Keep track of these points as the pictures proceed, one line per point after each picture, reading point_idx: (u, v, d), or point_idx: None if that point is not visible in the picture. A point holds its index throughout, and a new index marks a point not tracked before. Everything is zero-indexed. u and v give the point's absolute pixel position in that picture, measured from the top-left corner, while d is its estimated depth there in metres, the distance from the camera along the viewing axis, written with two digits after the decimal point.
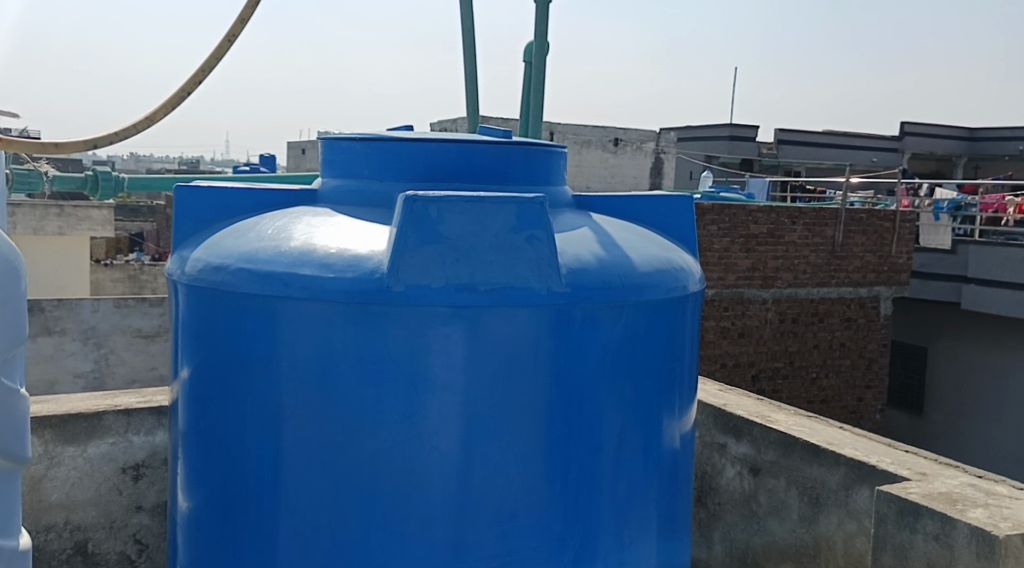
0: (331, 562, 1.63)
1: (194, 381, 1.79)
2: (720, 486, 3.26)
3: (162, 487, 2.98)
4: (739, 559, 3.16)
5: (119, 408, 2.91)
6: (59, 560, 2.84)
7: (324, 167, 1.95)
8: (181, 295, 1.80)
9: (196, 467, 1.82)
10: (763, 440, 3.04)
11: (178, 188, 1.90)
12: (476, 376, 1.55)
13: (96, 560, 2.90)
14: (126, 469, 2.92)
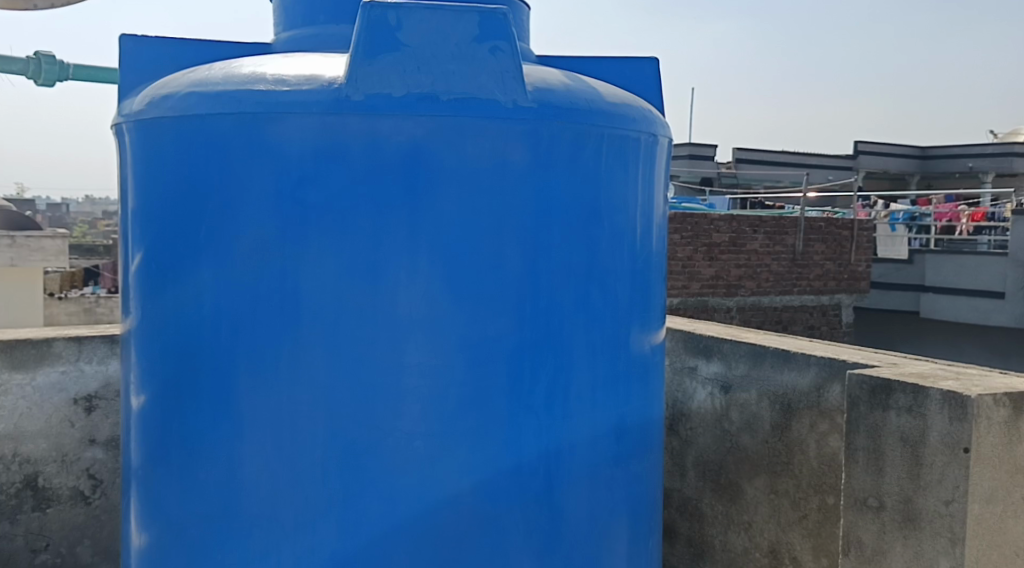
0: (295, 390, 1.65)
1: (144, 231, 1.80)
2: (690, 409, 3.22)
3: (117, 419, 2.89)
4: (713, 480, 3.12)
5: (70, 336, 2.82)
6: (8, 493, 2.78)
7: (277, 19, 2.09)
8: (127, 138, 1.84)
9: (148, 318, 1.82)
10: (733, 355, 3.01)
11: (124, 39, 1.90)
12: (438, 186, 1.63)
13: (48, 495, 2.84)
14: (78, 400, 2.83)
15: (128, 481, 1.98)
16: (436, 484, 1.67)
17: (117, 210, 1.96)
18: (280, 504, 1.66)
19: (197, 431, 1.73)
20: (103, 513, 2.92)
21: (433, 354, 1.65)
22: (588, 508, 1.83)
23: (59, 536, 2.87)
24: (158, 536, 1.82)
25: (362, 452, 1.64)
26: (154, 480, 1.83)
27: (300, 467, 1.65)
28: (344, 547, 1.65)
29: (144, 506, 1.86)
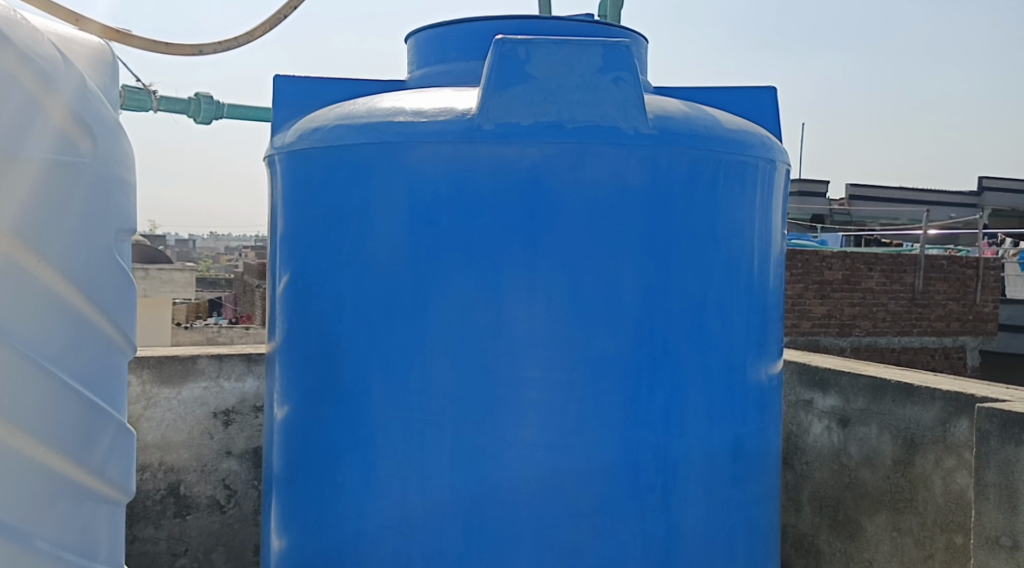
0: (423, 400, 1.77)
1: (291, 252, 1.99)
2: (806, 444, 3.19)
3: (251, 433, 3.13)
4: (830, 516, 3.08)
5: (212, 354, 3.07)
6: (153, 500, 3.01)
7: (411, 59, 2.28)
8: (281, 167, 2.03)
9: (293, 331, 1.98)
10: (852, 388, 2.97)
11: (279, 78, 2.14)
12: (560, 208, 1.73)
13: (187, 503, 3.07)
14: (217, 414, 3.08)
15: (269, 485, 2.17)
16: (555, 493, 1.76)
17: (269, 234, 2.16)
18: (411, 507, 1.78)
19: (334, 437, 1.88)
20: (235, 522, 3.15)
21: (552, 370, 1.74)
22: (702, 528, 1.88)
23: (196, 542, 3.09)
24: (298, 534, 1.99)
25: (485, 461, 1.75)
26: (296, 483, 1.99)
27: (427, 473, 1.77)
28: (468, 551, 1.76)
29: (286, 506, 2.03)
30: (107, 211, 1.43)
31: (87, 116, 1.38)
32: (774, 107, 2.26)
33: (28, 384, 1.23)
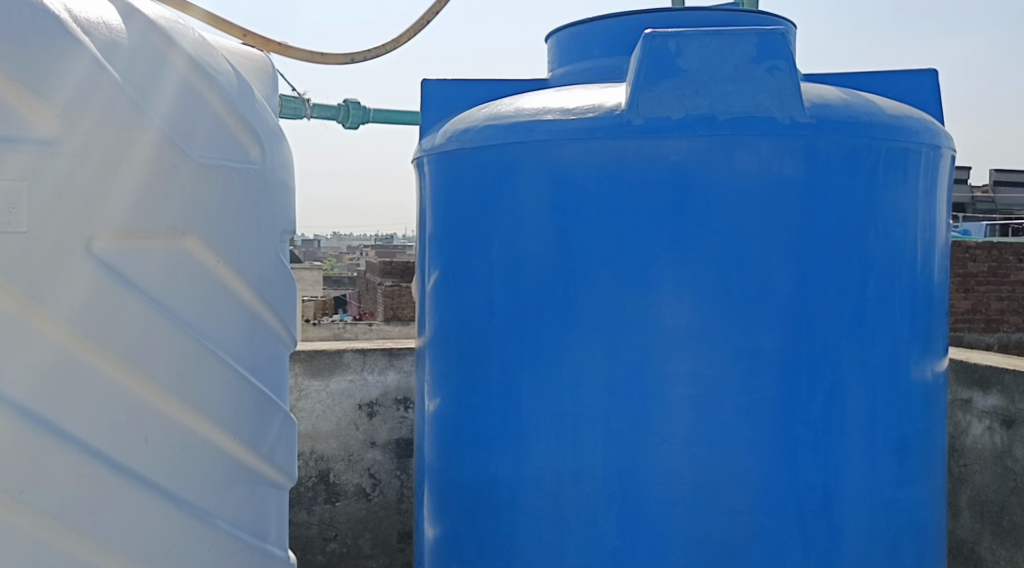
0: (575, 393, 1.84)
1: (443, 250, 2.10)
2: (964, 445, 3.05)
3: (393, 424, 3.32)
4: (993, 523, 2.94)
5: (356, 349, 3.26)
6: (306, 487, 3.26)
7: (553, 58, 2.46)
8: (432, 168, 2.16)
9: (444, 326, 2.09)
10: (1017, 387, 2.82)
11: (428, 83, 2.46)
12: (710, 202, 1.74)
13: (337, 490, 3.29)
14: (362, 406, 3.28)
15: (425, 477, 2.30)
16: (711, 492, 1.77)
17: (421, 233, 2.28)
18: (565, 500, 1.86)
19: (487, 428, 1.98)
20: (381, 509, 3.36)
21: (705, 365, 1.75)
22: (867, 531, 1.84)
23: (345, 528, 3.32)
24: (453, 524, 2.10)
25: (639, 456, 1.79)
26: (450, 475, 2.11)
27: (581, 467, 1.84)
28: (622, 545, 1.81)
29: (441, 496, 2.16)
30: (275, 209, 1.78)
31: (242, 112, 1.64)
32: (936, 92, 2.18)
33: (208, 370, 1.50)
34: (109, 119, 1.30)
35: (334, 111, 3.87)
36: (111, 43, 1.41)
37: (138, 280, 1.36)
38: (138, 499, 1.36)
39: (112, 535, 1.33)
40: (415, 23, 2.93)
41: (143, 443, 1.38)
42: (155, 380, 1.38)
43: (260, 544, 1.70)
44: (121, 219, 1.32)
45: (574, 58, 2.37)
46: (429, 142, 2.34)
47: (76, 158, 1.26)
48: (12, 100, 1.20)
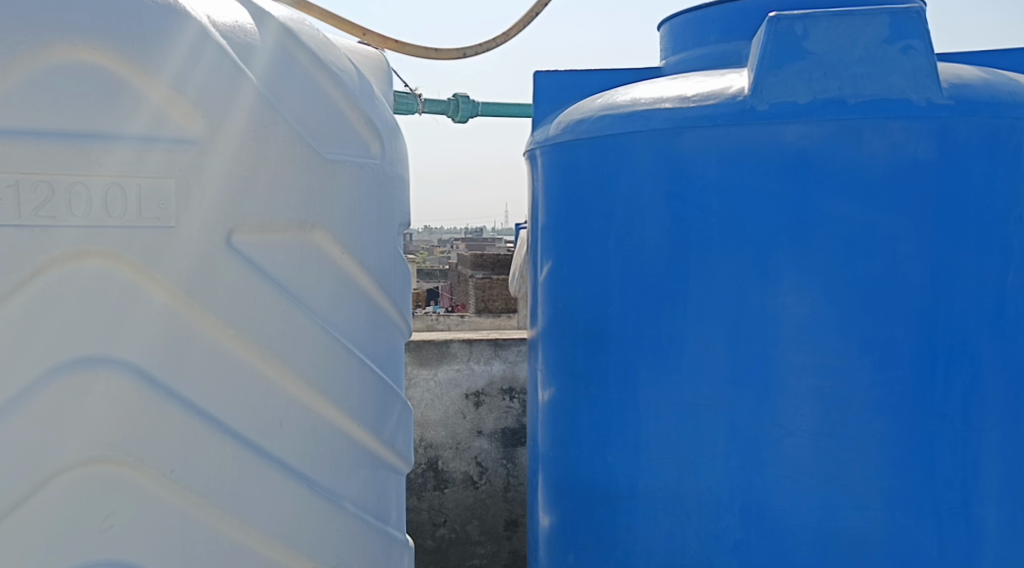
0: (696, 387, 1.94)
1: (561, 244, 2.25)
2: None
3: (498, 414, 3.73)
4: None
5: (462, 340, 3.69)
6: (417, 473, 3.72)
7: (666, 45, 2.47)
8: (547, 159, 2.31)
9: (565, 312, 2.23)
10: None
11: (539, 75, 2.47)
12: (836, 187, 1.82)
13: (445, 477, 3.74)
14: (469, 395, 3.70)
15: (540, 464, 2.50)
16: (843, 489, 1.86)
17: (540, 223, 2.43)
18: (689, 492, 1.98)
19: (607, 416, 2.12)
20: (487, 497, 3.79)
21: (822, 356, 1.83)
22: (1005, 530, 1.89)
23: (453, 514, 3.77)
24: (574, 509, 2.26)
25: (765, 448, 1.88)
26: (569, 459, 2.27)
27: (702, 458, 1.95)
28: (746, 538, 1.92)
29: (563, 482, 2.31)
30: (394, 201, 1.92)
31: (367, 109, 1.84)
32: None
33: (337, 362, 1.70)
34: (247, 125, 1.53)
35: (444, 106, 3.95)
36: (247, 44, 1.61)
37: (275, 273, 1.59)
38: (272, 477, 1.59)
39: (251, 510, 1.57)
40: (526, 14, 2.96)
41: (278, 426, 1.60)
42: (290, 367, 1.61)
43: (383, 524, 1.90)
44: (259, 219, 1.55)
45: (690, 45, 2.37)
46: (538, 134, 2.42)
47: (215, 155, 1.49)
48: (159, 100, 1.44)
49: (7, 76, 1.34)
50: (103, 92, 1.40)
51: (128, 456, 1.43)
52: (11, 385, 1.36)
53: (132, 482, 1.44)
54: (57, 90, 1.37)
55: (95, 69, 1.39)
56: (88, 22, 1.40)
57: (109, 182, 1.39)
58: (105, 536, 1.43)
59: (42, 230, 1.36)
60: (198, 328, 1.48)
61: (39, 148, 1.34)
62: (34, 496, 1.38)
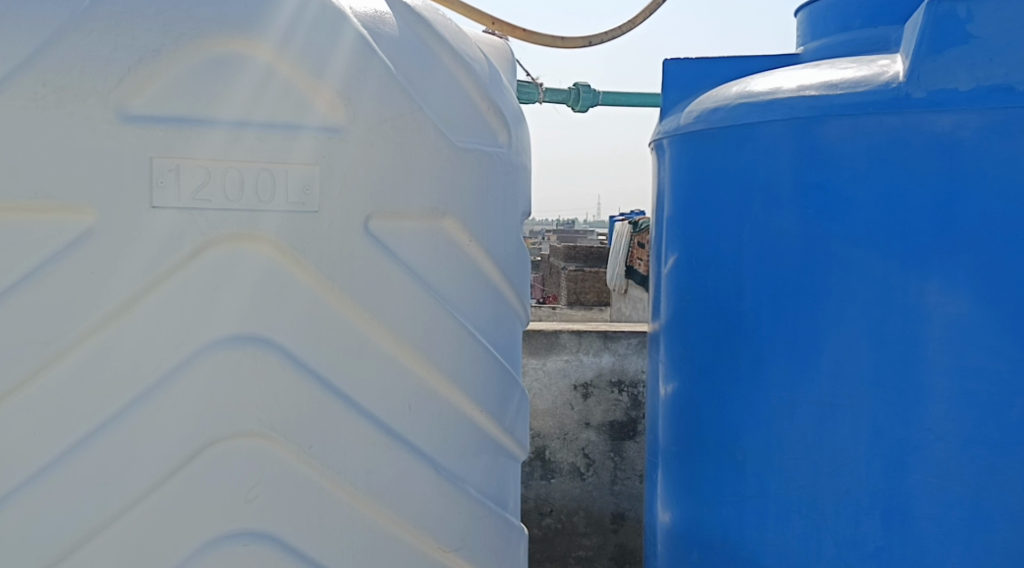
0: (835, 386, 1.94)
1: (690, 236, 2.25)
2: None
3: (605, 406, 3.72)
4: None
5: (571, 331, 3.69)
6: (525, 462, 3.73)
7: (806, 31, 2.44)
8: (675, 148, 2.31)
9: (693, 304, 2.24)
10: None
11: (666, 63, 2.44)
12: (996, 181, 1.77)
13: (552, 467, 3.74)
14: (577, 386, 3.70)
15: (658, 460, 2.49)
16: (994, 498, 1.82)
17: (662, 215, 2.44)
18: (826, 494, 1.97)
19: (737, 413, 2.13)
20: (593, 489, 3.77)
21: (971, 359, 1.80)
22: None
23: (559, 504, 3.77)
24: (697, 507, 2.27)
25: (909, 453, 1.86)
26: (692, 455, 2.27)
27: (842, 461, 1.94)
28: (888, 545, 1.91)
29: (685, 479, 2.32)
30: (519, 189, 1.92)
31: (498, 98, 1.86)
32: None
33: (465, 349, 1.71)
34: (390, 114, 1.55)
35: (564, 95, 3.95)
36: (388, 34, 1.64)
37: (409, 260, 1.60)
38: (404, 460, 1.62)
39: (383, 488, 1.60)
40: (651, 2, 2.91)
41: (407, 409, 1.62)
42: (423, 353, 1.63)
43: (501, 510, 1.89)
44: (396, 205, 1.58)
45: (832, 30, 2.32)
46: (666, 124, 2.40)
47: (358, 143, 1.52)
48: (306, 89, 1.48)
49: (169, 67, 1.41)
50: (254, 81, 1.45)
51: (273, 432, 1.49)
52: (167, 361, 1.42)
53: (275, 457, 1.50)
54: (214, 80, 1.42)
55: (248, 61, 1.45)
56: (242, 15, 1.45)
57: (259, 168, 1.45)
58: (248, 508, 1.49)
59: (199, 213, 1.41)
60: (339, 312, 1.52)
61: (198, 136, 1.41)
62: (187, 465, 1.45)
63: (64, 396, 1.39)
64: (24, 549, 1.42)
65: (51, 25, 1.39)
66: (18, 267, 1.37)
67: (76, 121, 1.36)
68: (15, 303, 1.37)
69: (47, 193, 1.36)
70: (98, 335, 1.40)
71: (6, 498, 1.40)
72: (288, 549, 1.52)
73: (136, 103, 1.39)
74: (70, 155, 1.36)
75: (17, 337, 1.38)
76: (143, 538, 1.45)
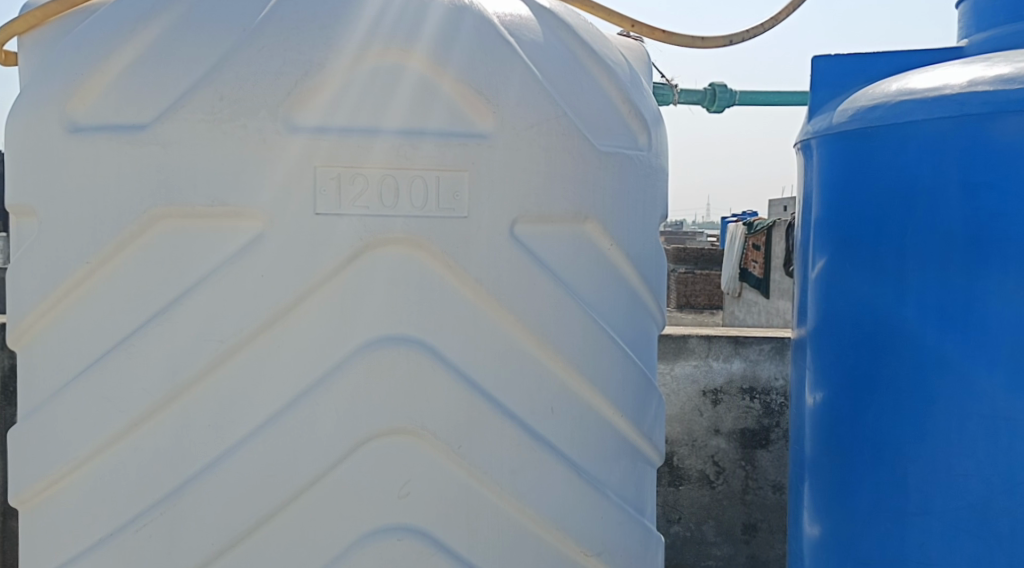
0: (1012, 398, 1.86)
1: (842, 239, 2.17)
2: None
3: (736, 413, 3.64)
4: None
5: (701, 336, 3.61)
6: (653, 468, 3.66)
7: (968, 24, 2.32)
8: (825, 147, 2.23)
9: (847, 310, 2.16)
10: None
11: (816, 60, 2.36)
12: None
13: (680, 474, 3.67)
14: (706, 392, 3.63)
15: (804, 471, 2.41)
16: None
17: (809, 217, 2.36)
18: (1001, 511, 1.89)
19: (896, 424, 2.04)
20: (723, 497, 3.69)
21: None
22: None
23: (688, 512, 3.69)
24: (850, 522, 2.19)
25: None
26: (845, 468, 2.19)
27: (1019, 477, 1.86)
28: None
29: (835, 493, 2.23)
30: (661, 192, 1.88)
31: (641, 100, 1.83)
32: None
33: (607, 353, 1.68)
34: (537, 118, 1.55)
35: (699, 96, 3.87)
36: (532, 40, 1.64)
37: (552, 263, 1.59)
38: (549, 463, 1.61)
39: (527, 490, 1.59)
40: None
41: (550, 412, 1.61)
42: (565, 357, 1.61)
43: (641, 517, 1.85)
44: (542, 207, 1.57)
45: (998, 23, 2.21)
46: (814, 123, 2.32)
47: (507, 149, 1.52)
48: (457, 97, 1.51)
49: (332, 79, 1.46)
50: (411, 91, 1.48)
51: (424, 430, 1.52)
52: (326, 359, 1.47)
53: (427, 455, 1.53)
54: (373, 90, 1.47)
55: (405, 71, 1.49)
56: (399, 27, 1.49)
57: (414, 175, 1.48)
58: (401, 504, 1.52)
59: (357, 218, 1.46)
60: (484, 314, 1.53)
61: (358, 145, 1.45)
62: (343, 461, 1.49)
63: (234, 392, 1.47)
64: (196, 537, 1.50)
65: (226, 43, 1.47)
66: (195, 270, 1.46)
67: (248, 132, 1.43)
68: (192, 304, 1.46)
69: (221, 200, 1.44)
70: (263, 335, 1.46)
71: (183, 486, 1.49)
72: (438, 546, 1.54)
73: (301, 115, 1.44)
74: (243, 164, 1.44)
75: (191, 336, 1.46)
76: (303, 531, 1.50)
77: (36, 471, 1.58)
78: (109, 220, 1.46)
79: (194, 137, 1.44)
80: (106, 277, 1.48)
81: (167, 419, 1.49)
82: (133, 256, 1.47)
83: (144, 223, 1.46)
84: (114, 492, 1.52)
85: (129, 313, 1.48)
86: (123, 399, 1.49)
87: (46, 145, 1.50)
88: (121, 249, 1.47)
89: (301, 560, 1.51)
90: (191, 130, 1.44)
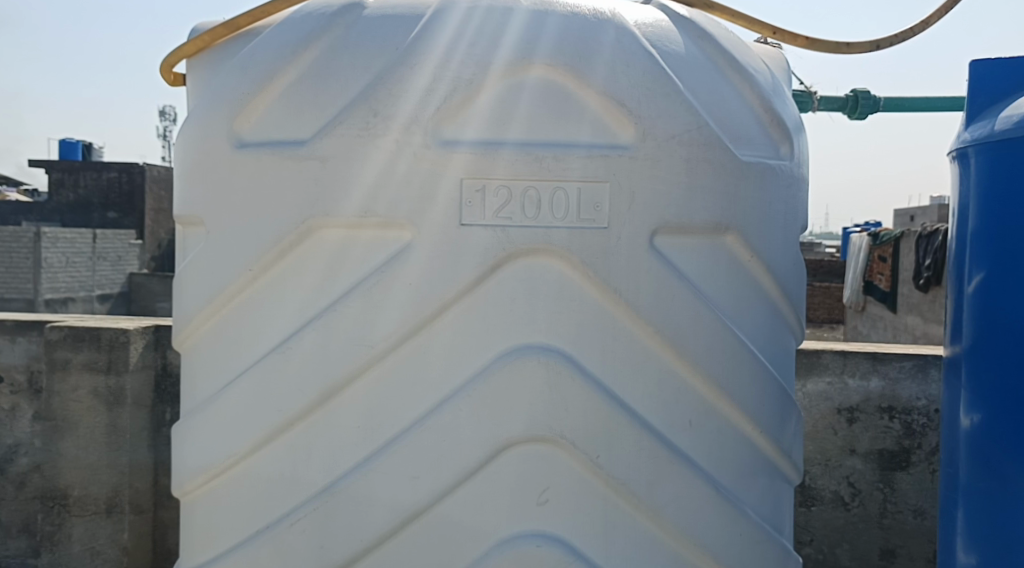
0: None
1: (1005, 251, 2.05)
2: None
3: (874, 433, 3.49)
4: None
5: (835, 351, 3.50)
6: None
7: None
8: (985, 155, 2.11)
9: (1010, 325, 2.03)
10: None
11: (974, 64, 2.25)
12: None
13: (812, 495, 3.55)
14: (842, 410, 3.50)
15: (957, 494, 2.28)
16: None
17: (964, 229, 2.24)
18: None
19: None
20: (859, 520, 3.54)
21: None
22: None
23: (821, 533, 3.56)
24: (1009, 550, 2.06)
25: None
26: (1005, 495, 2.07)
27: None
28: None
29: (994, 519, 2.11)
30: (803, 202, 1.83)
31: (784, 109, 1.79)
32: None
33: (746, 366, 1.65)
34: (678, 129, 1.54)
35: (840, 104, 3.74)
36: (674, 51, 1.63)
37: (691, 274, 1.57)
38: (687, 476, 1.59)
39: (666, 503, 1.57)
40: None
41: (687, 424, 1.59)
42: (703, 369, 1.59)
43: (779, 535, 1.80)
44: (682, 217, 1.55)
45: None
46: (972, 130, 2.21)
47: (649, 160, 1.52)
48: (599, 109, 1.52)
49: (479, 95, 1.49)
50: (554, 105, 1.50)
51: (563, 438, 1.52)
52: (469, 366, 1.50)
53: (566, 463, 1.53)
54: (518, 105, 1.49)
55: (549, 85, 1.51)
56: (544, 42, 1.52)
57: (555, 187, 1.49)
58: (540, 510, 1.53)
59: (501, 229, 1.48)
60: (622, 326, 1.52)
61: (504, 159, 1.48)
62: (484, 466, 1.52)
63: (383, 396, 1.52)
64: (343, 533, 1.55)
65: (381, 61, 1.53)
66: (347, 277, 1.52)
67: (398, 146, 1.48)
68: (343, 310, 1.51)
69: (372, 210, 1.49)
70: (410, 342, 1.50)
71: (333, 485, 1.55)
72: (575, 554, 1.54)
73: (450, 129, 1.49)
74: (393, 177, 1.48)
75: (342, 340, 1.52)
76: (444, 533, 1.53)
77: (198, 464, 1.67)
78: (269, 229, 1.54)
79: (348, 151, 1.50)
80: (267, 283, 1.56)
81: (320, 420, 1.54)
82: (292, 264, 1.54)
83: (301, 233, 1.52)
84: (268, 487, 1.59)
85: (285, 318, 1.55)
86: (282, 399, 1.56)
87: (212, 162, 1.60)
88: (281, 256, 1.54)
89: (441, 561, 1.54)
90: (346, 145, 1.50)
